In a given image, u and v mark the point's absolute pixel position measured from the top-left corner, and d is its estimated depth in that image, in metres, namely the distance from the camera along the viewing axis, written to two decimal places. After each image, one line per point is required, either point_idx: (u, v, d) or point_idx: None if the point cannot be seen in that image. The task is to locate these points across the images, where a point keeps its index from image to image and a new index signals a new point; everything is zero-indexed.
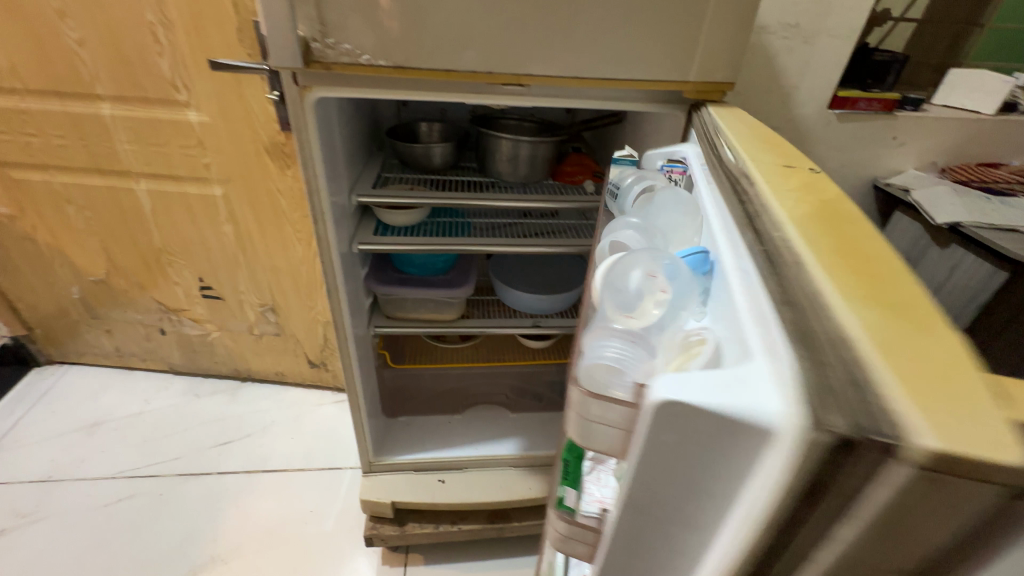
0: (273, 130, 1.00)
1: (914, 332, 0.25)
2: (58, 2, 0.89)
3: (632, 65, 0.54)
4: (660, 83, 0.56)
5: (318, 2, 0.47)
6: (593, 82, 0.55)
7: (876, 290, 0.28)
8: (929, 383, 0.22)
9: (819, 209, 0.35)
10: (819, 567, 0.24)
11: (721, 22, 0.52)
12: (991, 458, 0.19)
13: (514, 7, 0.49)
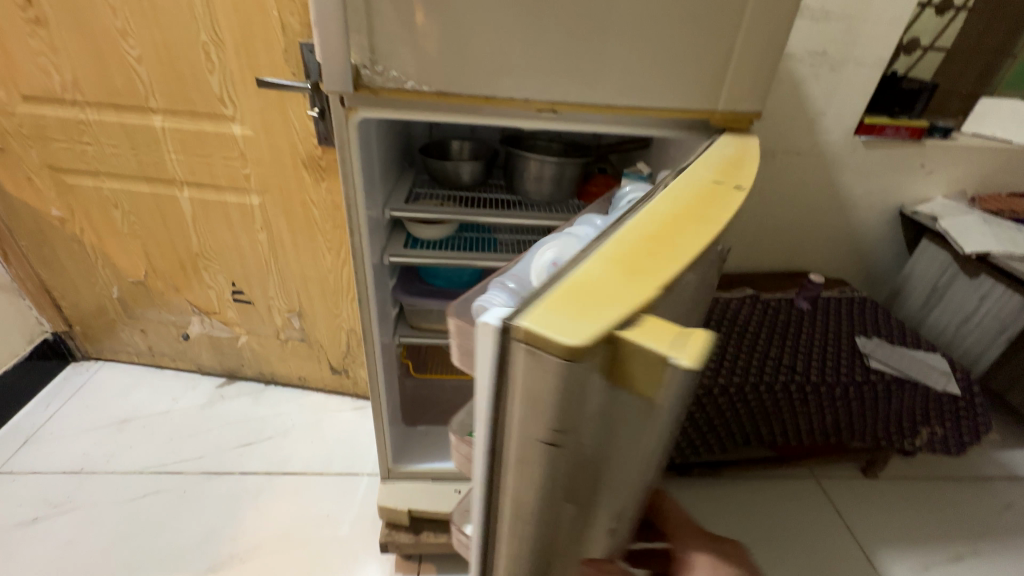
0: (311, 144, 1.05)
1: (626, 280, 0.30)
2: (121, 22, 0.95)
3: (662, 93, 0.56)
4: (687, 112, 0.58)
5: (371, 32, 0.50)
6: (622, 110, 0.58)
7: (641, 255, 0.32)
8: (577, 298, 0.28)
9: (681, 207, 0.39)
10: (511, 429, 0.32)
11: (748, 54, 0.54)
12: (552, 337, 0.26)
13: (550, 40, 0.52)
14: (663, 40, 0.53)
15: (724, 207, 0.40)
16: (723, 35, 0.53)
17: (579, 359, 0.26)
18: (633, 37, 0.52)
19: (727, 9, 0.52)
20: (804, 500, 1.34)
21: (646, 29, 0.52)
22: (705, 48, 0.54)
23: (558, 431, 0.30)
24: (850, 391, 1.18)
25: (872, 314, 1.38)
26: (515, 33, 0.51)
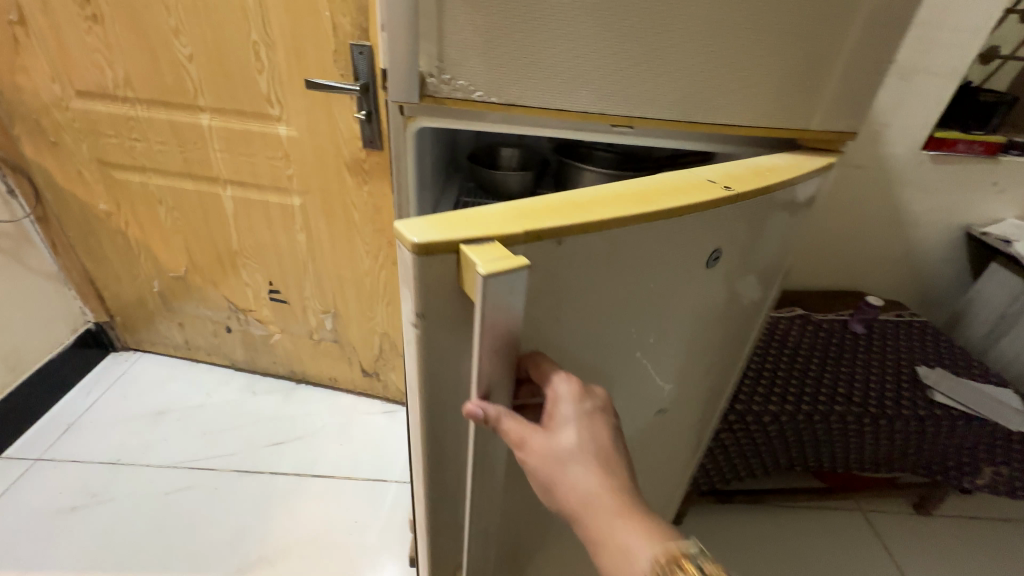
0: (356, 147, 1.03)
1: (509, 221, 0.38)
2: (174, 20, 0.95)
3: (745, 107, 0.52)
4: (769, 129, 0.54)
5: (441, 38, 0.47)
6: (700, 127, 0.54)
7: (544, 211, 0.40)
8: (456, 221, 0.37)
9: (630, 192, 0.45)
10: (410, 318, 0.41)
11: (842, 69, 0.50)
12: (410, 234, 0.35)
13: (632, 50, 0.48)
14: (754, 51, 0.49)
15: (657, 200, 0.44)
16: (820, 47, 0.49)
17: (419, 253, 0.36)
18: (722, 48, 0.48)
19: (828, 20, 0.47)
20: (851, 535, 1.26)
21: (738, 40, 0.48)
22: (799, 62, 0.49)
23: (423, 315, 0.39)
24: (914, 425, 1.08)
25: (934, 341, 1.28)
26: (595, 42, 0.48)
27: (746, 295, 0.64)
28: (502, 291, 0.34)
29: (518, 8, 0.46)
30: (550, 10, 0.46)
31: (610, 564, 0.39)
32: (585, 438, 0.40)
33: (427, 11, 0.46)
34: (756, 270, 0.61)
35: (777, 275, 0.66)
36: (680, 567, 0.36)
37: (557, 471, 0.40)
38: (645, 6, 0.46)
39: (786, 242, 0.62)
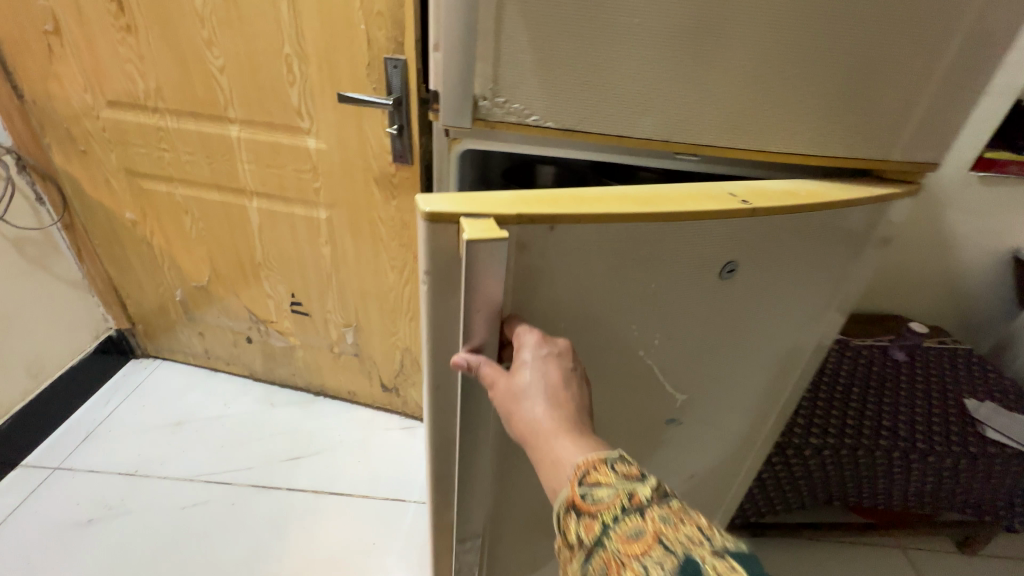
0: (385, 161, 1.01)
1: (510, 206, 0.46)
2: (207, 31, 0.94)
3: (814, 133, 0.50)
4: (838, 158, 0.51)
5: (497, 60, 0.44)
6: (765, 155, 0.51)
7: (544, 203, 0.48)
8: (466, 201, 0.47)
9: (634, 197, 0.51)
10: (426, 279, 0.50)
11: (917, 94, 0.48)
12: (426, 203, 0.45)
13: (701, 75, 0.45)
14: (827, 75, 0.46)
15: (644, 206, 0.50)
16: (897, 72, 0.46)
17: (430, 219, 0.45)
18: (796, 72, 0.46)
19: (907, 45, 0.45)
20: (890, 573, 1.20)
21: (812, 64, 0.45)
22: (872, 88, 0.47)
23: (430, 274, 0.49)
24: (965, 464, 1.02)
25: (981, 371, 1.21)
26: (664, 66, 0.45)
27: (770, 303, 0.64)
28: (485, 251, 0.43)
29: (586, 31, 0.43)
30: (619, 33, 0.43)
31: (547, 476, 0.43)
32: (541, 376, 0.46)
33: (486, 31, 0.43)
34: (778, 280, 0.61)
35: (807, 289, 0.65)
36: (598, 470, 0.40)
37: (513, 401, 0.46)
38: (718, 29, 0.43)
39: (816, 258, 0.62)
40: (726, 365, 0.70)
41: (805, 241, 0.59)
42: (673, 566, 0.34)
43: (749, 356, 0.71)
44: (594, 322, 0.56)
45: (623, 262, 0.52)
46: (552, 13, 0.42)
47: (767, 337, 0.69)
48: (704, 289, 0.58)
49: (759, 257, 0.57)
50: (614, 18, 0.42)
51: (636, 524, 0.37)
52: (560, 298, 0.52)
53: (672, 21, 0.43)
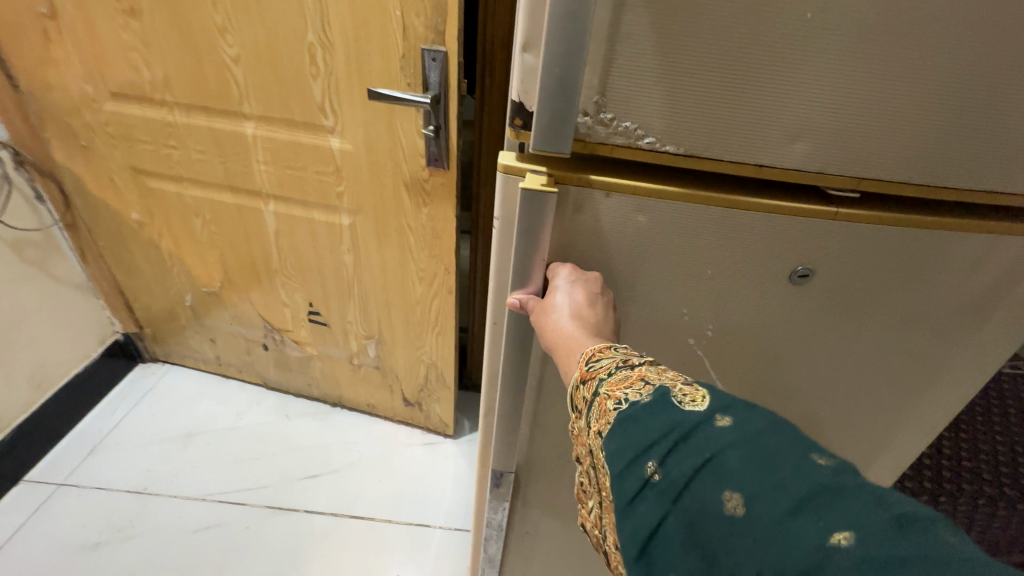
0: (418, 165, 0.91)
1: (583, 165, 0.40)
2: (220, 17, 0.83)
3: (1017, 165, 0.37)
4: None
5: (609, 65, 0.34)
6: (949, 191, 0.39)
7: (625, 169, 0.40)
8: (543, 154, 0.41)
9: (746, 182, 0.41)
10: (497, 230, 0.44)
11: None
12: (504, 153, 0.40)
13: (876, 92, 0.34)
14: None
15: (758, 224, 0.40)
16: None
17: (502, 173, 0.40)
18: (1011, 89, 0.34)
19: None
20: None
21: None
22: None
23: (502, 221, 0.43)
24: None
25: None
26: (834, 76, 0.34)
27: (916, 385, 0.51)
28: (531, 211, 0.39)
29: (736, 27, 0.32)
30: (782, 30, 0.32)
31: (556, 364, 0.39)
32: (572, 290, 0.41)
33: (598, 28, 0.33)
34: (928, 357, 0.48)
35: (973, 376, 0.50)
36: (603, 353, 0.36)
37: (539, 315, 0.42)
38: (917, 30, 0.32)
39: (994, 333, 0.47)
40: (842, 446, 0.57)
41: (980, 309, 0.45)
42: (651, 392, 0.32)
43: (881, 445, 0.56)
44: (681, 361, 0.49)
45: (720, 296, 0.44)
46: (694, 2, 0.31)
47: (903, 425, 0.54)
48: (823, 344, 0.47)
49: (907, 307, 0.45)
50: (772, 17, 0.32)
51: (625, 376, 0.34)
52: (641, 319, 0.46)
53: (856, 17, 0.31)
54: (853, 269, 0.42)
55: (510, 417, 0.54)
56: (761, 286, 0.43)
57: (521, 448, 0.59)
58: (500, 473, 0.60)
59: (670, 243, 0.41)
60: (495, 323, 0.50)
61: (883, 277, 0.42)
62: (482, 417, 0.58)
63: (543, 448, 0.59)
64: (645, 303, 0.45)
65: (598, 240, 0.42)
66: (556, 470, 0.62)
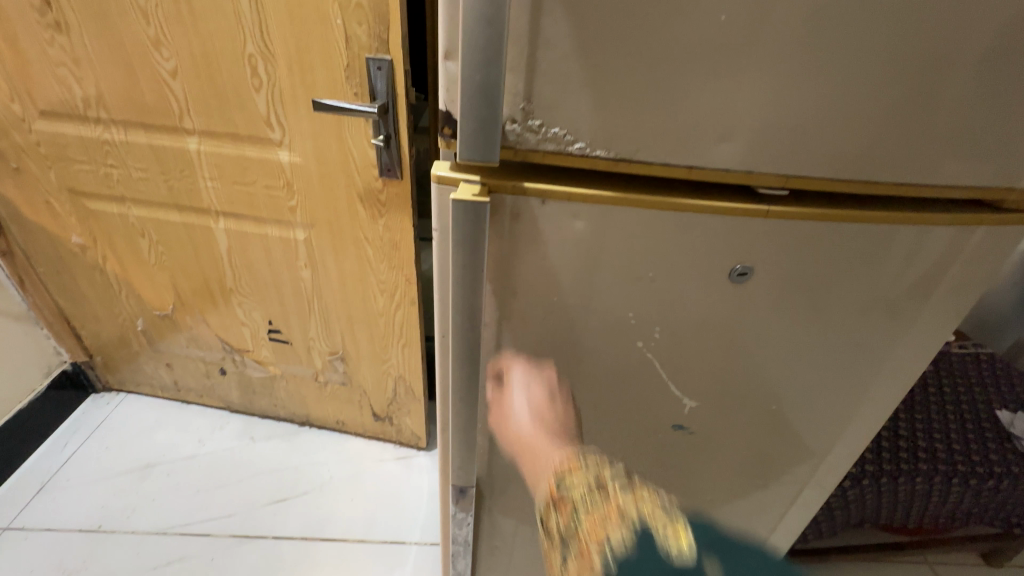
0: (371, 176, 0.89)
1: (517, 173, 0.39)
2: (154, 29, 0.80)
3: (941, 158, 0.38)
4: (953, 187, 0.40)
5: (532, 72, 0.33)
6: (876, 185, 0.39)
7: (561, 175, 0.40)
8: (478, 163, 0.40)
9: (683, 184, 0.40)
10: (438, 240, 0.43)
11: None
12: (439, 162, 0.39)
13: (796, 91, 0.34)
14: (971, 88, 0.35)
15: (694, 227, 0.40)
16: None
17: (436, 183, 0.39)
18: (927, 84, 0.35)
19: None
20: None
21: (950, 73, 0.34)
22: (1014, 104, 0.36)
23: (440, 233, 0.42)
24: (1006, 486, 0.98)
25: (1008, 376, 1.15)
26: (755, 76, 0.34)
27: (863, 378, 0.51)
28: (466, 223, 0.38)
29: (658, 30, 0.32)
30: (701, 32, 0.32)
31: (524, 468, 0.43)
32: (528, 390, 0.47)
33: (517, 35, 0.32)
34: (872, 351, 0.49)
35: (917, 367, 0.51)
36: (571, 468, 0.39)
37: (502, 415, 0.46)
38: (829, 29, 0.32)
39: (934, 325, 0.48)
40: (797, 439, 0.57)
41: (918, 301, 0.46)
42: (633, 533, 0.34)
43: (834, 437, 0.57)
44: (632, 366, 0.48)
45: (664, 299, 0.43)
46: (614, 7, 0.31)
47: (854, 418, 0.55)
48: (770, 342, 0.47)
49: (848, 302, 0.45)
50: (689, 20, 0.32)
51: (596, 501, 0.36)
52: (589, 323, 0.45)
53: (769, 17, 0.32)
54: (789, 268, 0.42)
55: (465, 432, 0.53)
56: (703, 287, 0.43)
57: (482, 462, 0.58)
58: (461, 488, 0.59)
59: (610, 248, 0.41)
60: (443, 337, 0.49)
61: (819, 274, 0.43)
62: (438, 432, 0.56)
63: (503, 459, 0.58)
64: (590, 307, 0.44)
65: (537, 248, 0.41)
66: (518, 482, 0.61)
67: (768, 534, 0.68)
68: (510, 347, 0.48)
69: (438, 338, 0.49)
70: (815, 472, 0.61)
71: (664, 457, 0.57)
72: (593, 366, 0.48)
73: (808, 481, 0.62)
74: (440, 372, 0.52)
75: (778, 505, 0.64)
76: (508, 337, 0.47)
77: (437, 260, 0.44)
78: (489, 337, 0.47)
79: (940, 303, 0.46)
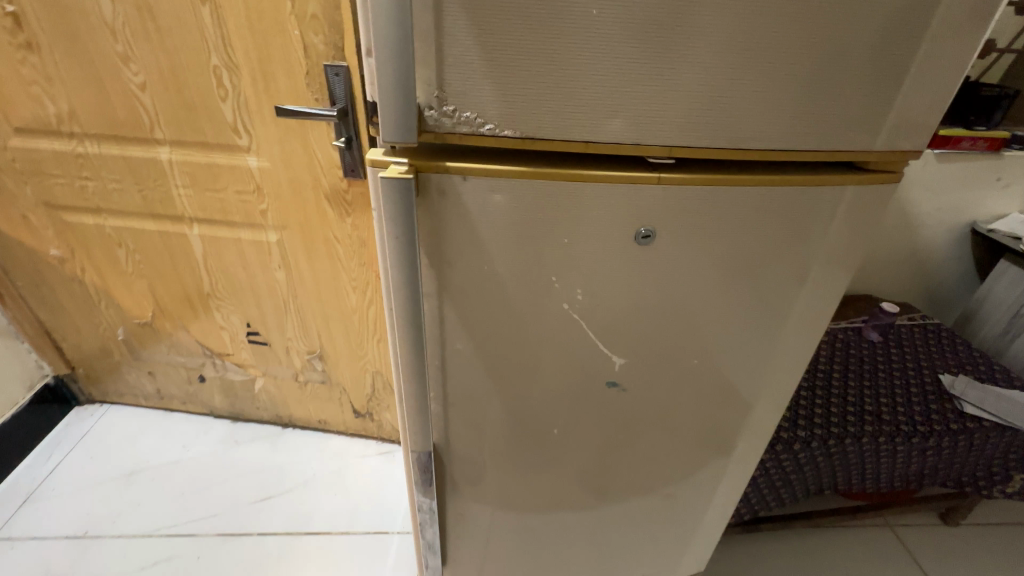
0: (336, 177, 0.94)
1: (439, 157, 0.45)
2: (122, 46, 0.85)
3: (809, 127, 0.44)
4: (821, 152, 0.45)
5: (441, 63, 0.39)
6: (754, 153, 0.45)
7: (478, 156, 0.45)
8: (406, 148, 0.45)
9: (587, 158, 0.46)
10: (377, 219, 0.48)
11: (925, 82, 0.42)
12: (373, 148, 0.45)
13: (671, 72, 0.40)
14: (822, 63, 0.41)
15: (600, 195, 0.45)
16: (894, 62, 0.41)
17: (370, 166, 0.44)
18: (783, 62, 0.40)
19: (908, 27, 0.40)
20: (881, 554, 1.20)
21: (800, 52, 0.40)
22: (869, 78, 0.42)
23: (377, 211, 0.47)
24: (946, 443, 1.03)
25: (951, 346, 1.24)
26: (631, 60, 0.39)
27: (774, 332, 0.57)
28: (395, 199, 0.43)
29: (541, 23, 0.37)
30: (578, 23, 0.38)
31: None
32: None
33: (425, 32, 0.38)
34: (778, 306, 0.55)
35: (821, 320, 0.57)
36: None
37: None
38: (690, 18, 0.38)
39: (830, 280, 0.54)
40: (724, 396, 0.62)
41: (810, 258, 0.52)
42: None
43: (758, 391, 0.62)
44: (562, 327, 0.53)
45: (581, 263, 0.49)
46: (503, 6, 0.37)
47: (773, 371, 0.60)
48: (683, 301, 0.53)
49: (750, 261, 0.51)
50: (568, 13, 0.37)
51: None
52: (518, 290, 0.51)
53: (638, 9, 0.38)
54: (689, 230, 0.48)
55: (418, 400, 0.57)
56: (614, 250, 0.48)
57: (438, 429, 0.63)
58: (421, 453, 0.64)
59: (528, 217, 0.46)
60: (391, 310, 0.54)
61: (716, 235, 0.49)
62: (396, 403, 0.61)
63: (457, 426, 0.63)
64: (516, 273, 0.49)
65: (464, 221, 0.46)
66: (475, 448, 0.65)
67: (713, 489, 0.74)
68: (451, 316, 0.53)
69: (388, 312, 0.54)
70: (745, 426, 0.66)
71: (605, 416, 0.62)
72: (529, 330, 0.54)
73: (740, 435, 0.67)
74: (391, 344, 0.56)
75: (717, 460, 0.70)
76: (448, 307, 0.52)
77: (378, 238, 0.49)
78: (431, 307, 0.52)
79: (830, 259, 0.52)
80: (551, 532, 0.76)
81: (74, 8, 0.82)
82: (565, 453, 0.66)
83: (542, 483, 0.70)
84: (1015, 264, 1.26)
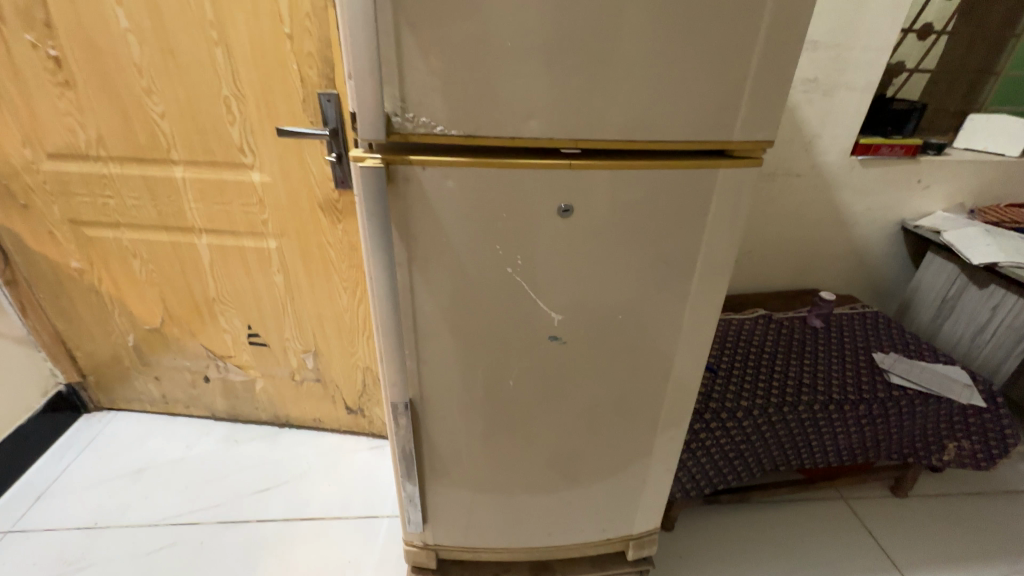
0: (329, 188, 1.09)
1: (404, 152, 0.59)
2: (146, 81, 1.00)
3: (680, 123, 0.58)
4: (694, 142, 0.60)
5: (402, 81, 0.53)
6: (643, 143, 0.59)
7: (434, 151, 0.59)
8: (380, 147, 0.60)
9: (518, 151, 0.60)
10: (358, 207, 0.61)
11: (761, 87, 0.57)
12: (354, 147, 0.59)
13: (570, 84, 0.55)
14: (681, 75, 0.55)
15: (527, 177, 0.59)
16: (736, 73, 0.56)
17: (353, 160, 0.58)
18: (652, 75, 0.55)
19: (739, 48, 0.55)
20: (836, 523, 1.30)
21: (664, 67, 0.55)
22: (718, 84, 0.56)
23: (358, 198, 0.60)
24: (877, 410, 1.15)
25: (888, 331, 1.38)
26: (539, 76, 0.54)
27: (683, 291, 0.70)
28: (371, 184, 0.57)
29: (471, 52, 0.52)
30: (498, 50, 0.52)
31: None
32: None
33: (388, 59, 0.52)
34: (683, 269, 0.68)
35: (722, 280, 0.70)
36: None
37: None
38: (578, 44, 0.53)
39: (722, 246, 0.67)
40: (654, 349, 0.74)
41: (701, 227, 0.65)
42: None
43: (679, 346, 0.75)
44: (508, 288, 0.67)
45: (519, 233, 0.63)
46: (443, 41, 0.52)
47: (689, 327, 0.73)
48: (605, 264, 0.66)
49: (654, 230, 0.65)
50: (491, 44, 0.52)
51: None
52: (472, 258, 0.64)
53: (539, 40, 0.52)
54: (601, 205, 0.62)
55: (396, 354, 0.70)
56: (543, 222, 0.62)
57: (414, 385, 0.75)
58: (400, 405, 0.76)
59: (475, 196, 0.60)
60: (371, 283, 0.66)
61: (623, 209, 0.63)
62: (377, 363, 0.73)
63: (430, 383, 0.75)
64: (469, 243, 0.63)
65: (425, 201, 0.60)
66: (445, 403, 0.77)
67: (654, 439, 0.85)
68: (419, 282, 0.66)
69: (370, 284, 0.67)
70: (674, 378, 0.78)
71: (552, 369, 0.74)
72: (485, 290, 0.67)
73: (671, 388, 0.79)
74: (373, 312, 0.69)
75: (654, 411, 0.82)
76: (417, 275, 0.65)
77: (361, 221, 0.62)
78: (402, 276, 0.65)
79: (718, 228, 0.66)
80: (517, 484, 0.87)
81: (107, 52, 0.98)
82: (522, 405, 0.78)
83: (504, 436, 0.81)
84: (938, 255, 1.41)
